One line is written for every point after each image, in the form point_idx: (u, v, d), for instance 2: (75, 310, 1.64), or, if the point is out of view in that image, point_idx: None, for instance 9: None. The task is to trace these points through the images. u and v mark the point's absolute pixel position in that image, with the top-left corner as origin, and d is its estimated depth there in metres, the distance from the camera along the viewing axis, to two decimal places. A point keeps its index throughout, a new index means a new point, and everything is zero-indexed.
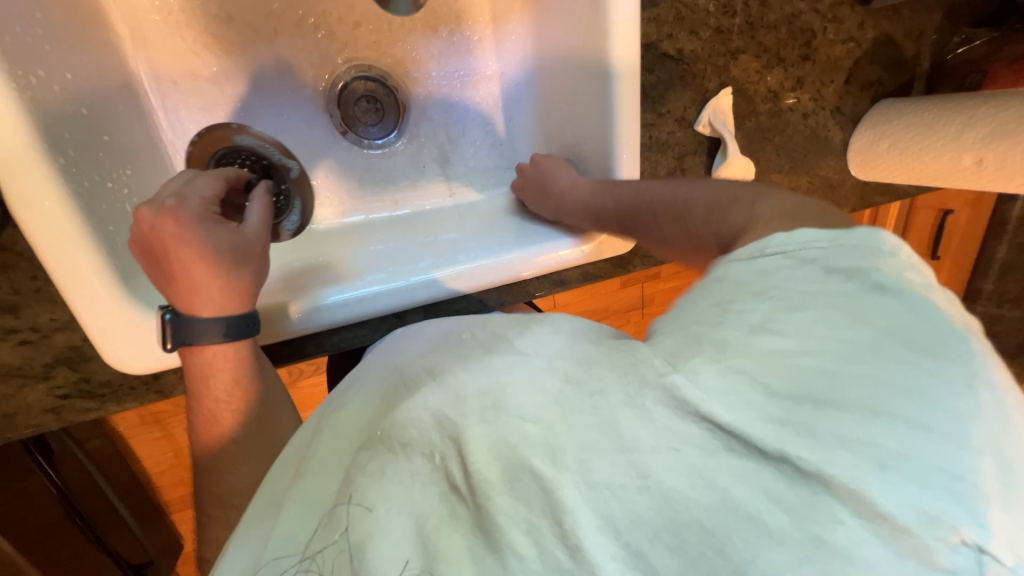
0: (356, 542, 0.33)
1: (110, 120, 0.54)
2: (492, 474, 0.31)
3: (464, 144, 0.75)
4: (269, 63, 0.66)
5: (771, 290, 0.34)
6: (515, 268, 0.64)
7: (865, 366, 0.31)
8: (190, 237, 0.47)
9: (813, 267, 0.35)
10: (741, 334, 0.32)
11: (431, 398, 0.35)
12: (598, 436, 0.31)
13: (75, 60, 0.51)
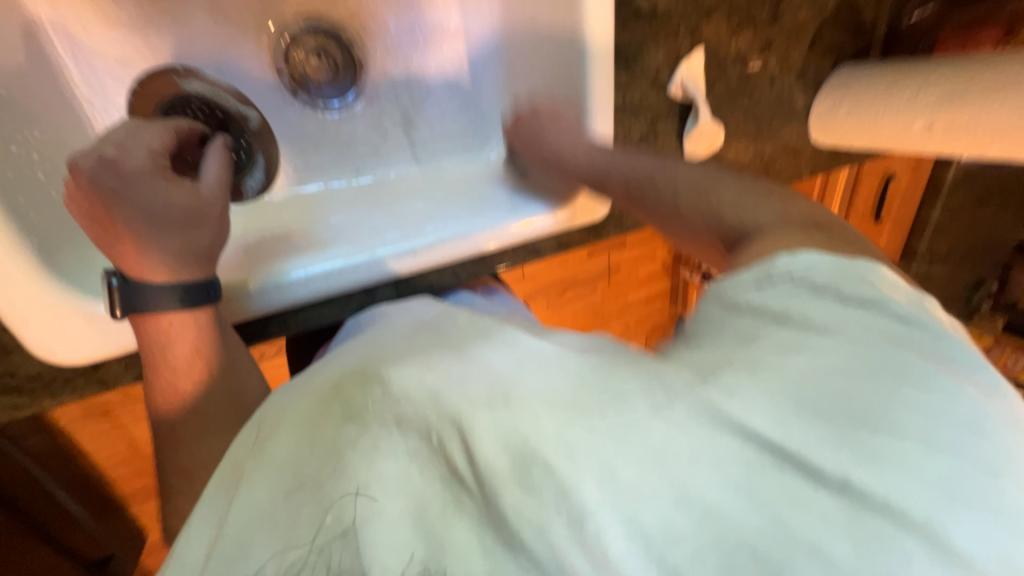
0: (357, 527, 0.31)
1: (7, 71, 0.46)
2: (500, 465, 0.31)
3: (429, 107, 0.71)
4: (202, 10, 0.58)
5: (789, 312, 0.35)
6: (487, 235, 0.61)
7: (909, 394, 0.31)
8: (134, 191, 0.43)
9: (826, 294, 0.35)
10: (771, 353, 0.33)
11: (428, 377, 0.36)
12: (619, 440, 0.31)
13: None
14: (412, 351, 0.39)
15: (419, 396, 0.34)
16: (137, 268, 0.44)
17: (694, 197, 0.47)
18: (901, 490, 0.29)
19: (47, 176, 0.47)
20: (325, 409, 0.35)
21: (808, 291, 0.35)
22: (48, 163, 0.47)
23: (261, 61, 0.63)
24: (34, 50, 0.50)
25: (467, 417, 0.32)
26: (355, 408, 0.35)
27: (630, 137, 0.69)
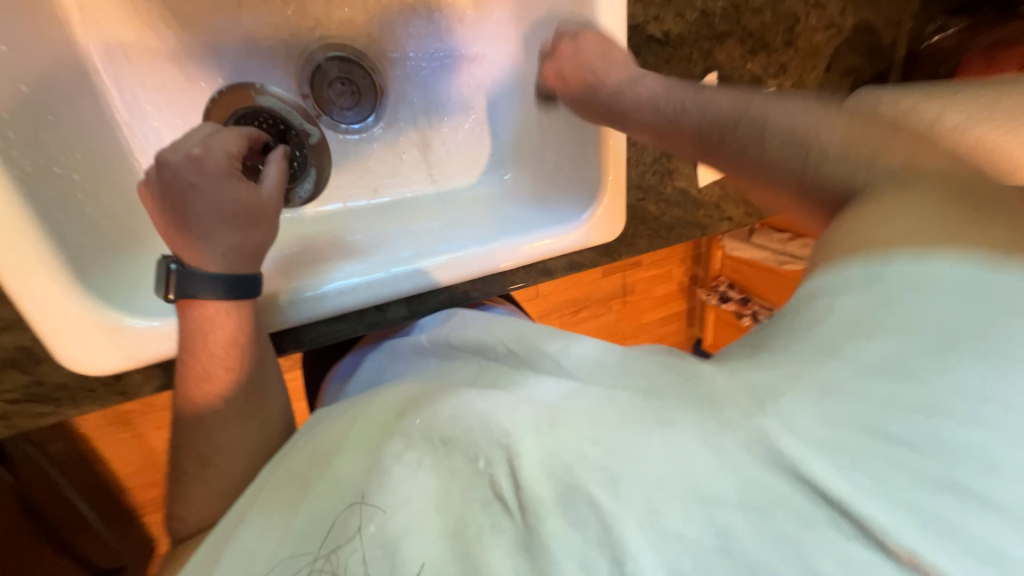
0: (392, 538, 0.32)
1: (56, 98, 0.49)
2: (543, 492, 0.30)
3: (446, 129, 0.73)
4: (235, 40, 0.61)
5: (893, 307, 0.27)
6: (498, 255, 0.62)
7: None
8: (211, 187, 0.46)
9: (949, 286, 0.26)
10: (847, 372, 0.26)
11: (480, 402, 0.36)
12: (668, 472, 0.27)
13: (13, 30, 0.46)
14: (460, 382, 0.43)
15: (462, 411, 0.36)
16: (200, 257, 0.46)
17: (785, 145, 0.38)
18: (946, 548, 0.23)
19: (84, 196, 0.49)
20: (380, 426, 0.38)
21: (904, 283, 0.27)
22: (86, 184, 0.50)
23: (288, 87, 0.66)
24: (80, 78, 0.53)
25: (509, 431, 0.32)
26: (405, 427, 0.37)
27: (642, 159, 0.70)
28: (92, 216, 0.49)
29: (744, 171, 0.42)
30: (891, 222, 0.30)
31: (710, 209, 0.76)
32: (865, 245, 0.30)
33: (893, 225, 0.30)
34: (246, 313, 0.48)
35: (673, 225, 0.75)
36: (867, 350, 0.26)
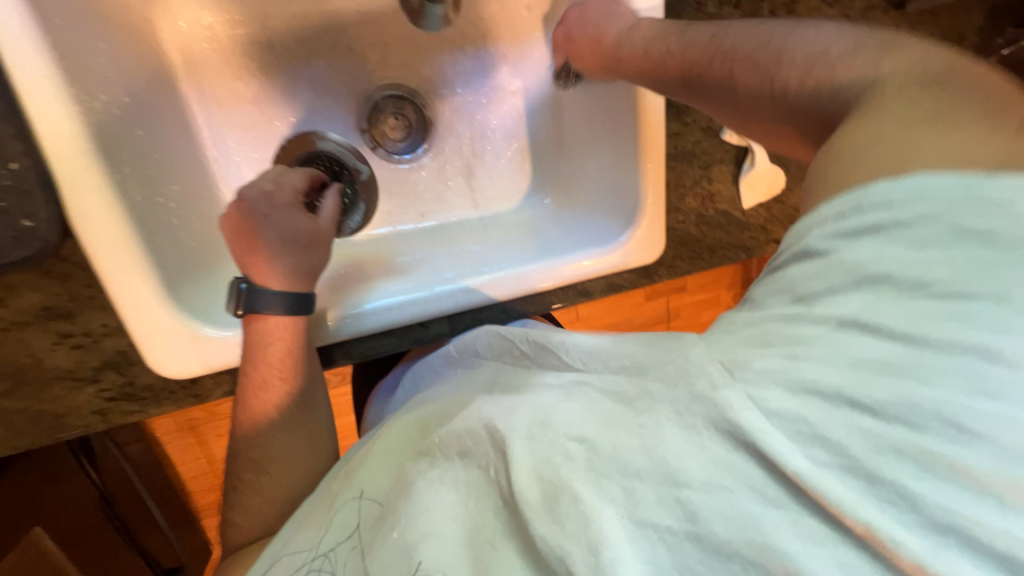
0: (411, 541, 0.34)
1: (162, 136, 0.55)
2: (532, 493, 0.32)
3: (489, 157, 0.77)
4: (306, 84, 0.69)
5: (870, 233, 0.29)
6: (536, 277, 0.64)
7: (1007, 406, 0.24)
8: (275, 220, 0.52)
9: (932, 225, 0.27)
10: (821, 330, 0.29)
11: (485, 409, 0.37)
12: (645, 462, 0.30)
13: (132, 82, 0.51)
14: (478, 389, 0.41)
15: (478, 425, 0.36)
16: (264, 281, 0.51)
17: (801, 85, 0.39)
18: (902, 515, 0.25)
19: (179, 221, 0.55)
20: (407, 438, 0.41)
21: (884, 225, 0.28)
22: (180, 210, 0.55)
23: (349, 122, 0.72)
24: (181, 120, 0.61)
25: (516, 441, 0.33)
26: (427, 443, 0.38)
27: (683, 182, 0.70)
28: (183, 237, 0.55)
29: (724, 101, 0.46)
30: (868, 140, 0.31)
31: (754, 232, 0.74)
32: (852, 167, 0.32)
33: (868, 141, 0.31)
34: (300, 329, 0.52)
35: (714, 248, 0.74)
36: (838, 298, 0.29)
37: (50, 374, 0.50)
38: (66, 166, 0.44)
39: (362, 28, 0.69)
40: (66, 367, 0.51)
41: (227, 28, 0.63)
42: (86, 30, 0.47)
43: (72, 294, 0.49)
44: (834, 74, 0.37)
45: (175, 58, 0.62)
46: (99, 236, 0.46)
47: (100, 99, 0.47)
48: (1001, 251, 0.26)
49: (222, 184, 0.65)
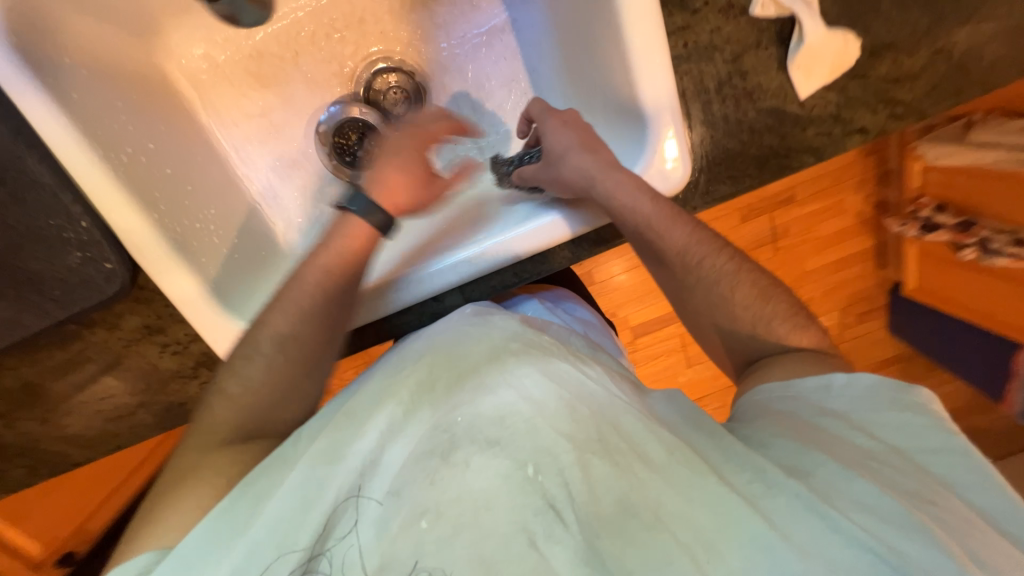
0: (457, 526, 0.43)
1: (191, 170, 0.63)
2: (604, 511, 0.44)
3: (492, 109, 0.74)
4: (299, 83, 0.71)
5: (855, 424, 0.51)
6: (544, 237, 0.60)
7: (914, 478, 0.46)
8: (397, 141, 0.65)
9: (881, 408, 0.51)
10: (815, 414, 0.53)
11: (518, 404, 0.49)
12: (670, 482, 0.44)
13: (156, 131, 0.60)
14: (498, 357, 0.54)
15: (509, 415, 0.48)
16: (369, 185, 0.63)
17: (724, 316, 0.63)
18: (900, 542, 0.41)
19: (220, 239, 0.64)
20: (431, 404, 0.51)
21: (872, 446, 0.49)
22: (220, 230, 0.65)
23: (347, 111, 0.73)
24: (204, 147, 0.67)
25: (576, 451, 0.46)
26: (450, 420, 0.49)
27: (707, 84, 0.56)
28: (229, 253, 0.64)
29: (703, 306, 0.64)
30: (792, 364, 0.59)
31: (822, 124, 0.59)
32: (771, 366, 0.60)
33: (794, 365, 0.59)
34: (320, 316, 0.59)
35: (769, 157, 0.60)
36: (798, 410, 0.54)
37: (165, 373, 0.65)
38: (116, 215, 0.53)
39: (335, 10, 0.68)
40: (174, 368, 0.64)
41: (220, 48, 0.67)
42: (104, 96, 0.55)
43: (160, 313, 0.61)
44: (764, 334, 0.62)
45: (190, 93, 0.67)
46: (156, 266, 0.56)
47: (127, 153, 0.55)
48: (916, 435, 0.49)
49: (256, 197, 0.72)
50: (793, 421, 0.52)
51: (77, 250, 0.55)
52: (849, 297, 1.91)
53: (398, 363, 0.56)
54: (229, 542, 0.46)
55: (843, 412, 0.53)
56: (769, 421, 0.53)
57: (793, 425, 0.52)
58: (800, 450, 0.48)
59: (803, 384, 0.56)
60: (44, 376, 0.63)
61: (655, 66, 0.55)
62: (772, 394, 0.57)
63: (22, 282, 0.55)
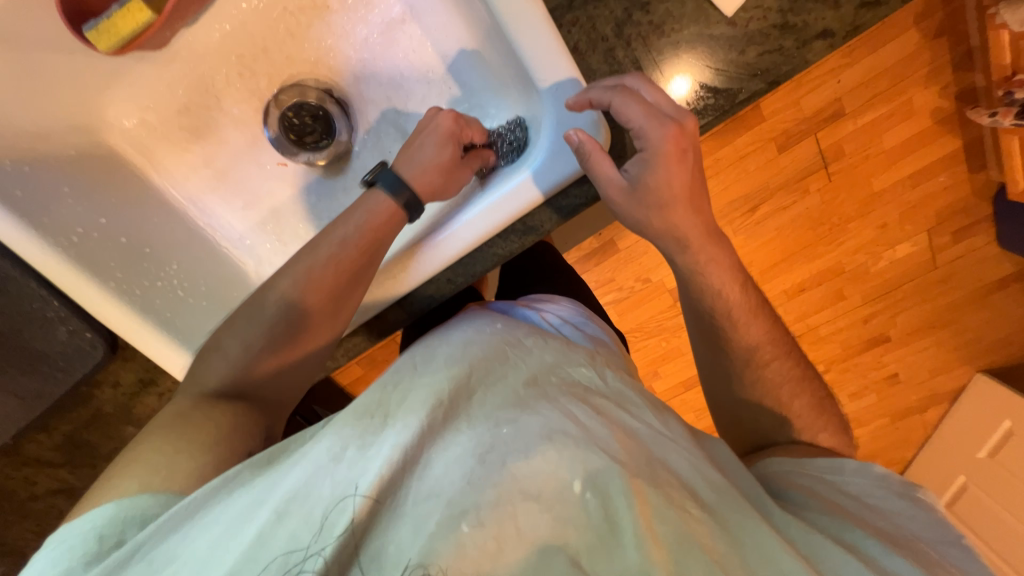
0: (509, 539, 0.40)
1: (147, 233, 0.68)
2: (665, 538, 0.42)
3: (414, 107, 0.73)
4: (231, 127, 0.73)
5: (853, 492, 0.58)
6: (517, 199, 0.58)
7: (889, 498, 0.56)
8: (434, 121, 0.64)
9: (869, 467, 0.60)
10: (812, 463, 0.62)
11: (568, 425, 0.47)
12: (716, 524, 0.45)
13: (104, 205, 0.65)
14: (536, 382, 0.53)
15: (557, 436, 0.46)
16: (401, 166, 0.64)
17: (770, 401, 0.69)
18: None
19: (185, 291, 0.68)
20: (468, 412, 0.47)
21: (886, 527, 0.53)
22: (185, 282, 0.69)
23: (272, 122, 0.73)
24: (160, 206, 0.72)
25: (632, 478, 0.44)
26: (497, 428, 0.46)
27: (602, 32, 0.54)
28: (196, 302, 0.69)
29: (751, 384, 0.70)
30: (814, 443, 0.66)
31: (764, 45, 0.50)
32: (790, 450, 0.66)
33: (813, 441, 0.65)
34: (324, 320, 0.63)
35: (706, 97, 0.52)
36: (815, 499, 0.56)
37: None
38: (76, 289, 0.59)
39: (240, 46, 0.69)
40: None
41: (150, 110, 0.70)
42: (49, 186, 0.61)
43: (146, 367, 0.69)
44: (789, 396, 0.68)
45: (138, 160, 0.72)
46: (121, 326, 0.61)
47: (77, 232, 0.62)
48: (895, 496, 0.56)
49: (221, 242, 0.75)
50: (820, 499, 0.56)
51: (62, 325, 0.63)
52: (935, 212, 1.60)
53: (435, 363, 0.53)
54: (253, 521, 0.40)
55: (859, 495, 0.57)
56: (799, 493, 0.57)
57: (822, 501, 0.56)
58: (828, 519, 0.52)
59: (815, 464, 0.62)
60: (81, 431, 0.74)
61: (534, 25, 0.52)
62: (784, 467, 0.62)
63: (28, 359, 0.64)
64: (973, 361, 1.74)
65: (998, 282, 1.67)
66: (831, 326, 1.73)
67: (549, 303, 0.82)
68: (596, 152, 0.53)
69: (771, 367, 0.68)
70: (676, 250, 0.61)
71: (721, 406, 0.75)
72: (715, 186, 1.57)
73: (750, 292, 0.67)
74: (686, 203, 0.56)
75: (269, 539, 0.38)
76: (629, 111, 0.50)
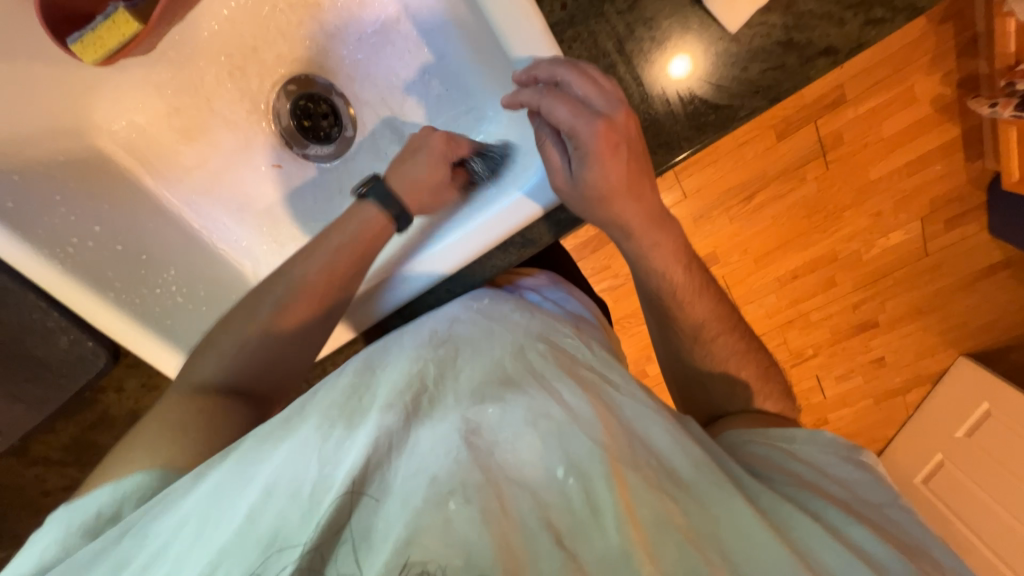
0: (493, 507, 0.42)
1: (142, 239, 0.68)
2: (646, 517, 0.44)
3: (410, 107, 0.72)
4: (222, 128, 0.71)
5: (803, 452, 0.61)
6: (516, 217, 0.60)
7: (839, 460, 0.60)
8: (426, 138, 0.64)
9: (821, 432, 0.63)
10: (768, 432, 0.65)
11: (550, 408, 0.49)
12: (689, 498, 0.47)
13: (98, 212, 0.65)
14: (514, 360, 0.54)
15: (541, 421, 0.48)
16: (391, 179, 0.64)
17: (720, 372, 0.73)
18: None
19: (183, 297, 0.68)
20: (446, 399, 0.49)
21: (835, 488, 0.57)
22: (182, 286, 0.69)
23: (269, 124, 0.73)
24: (153, 210, 0.71)
25: (613, 462, 0.46)
26: (476, 414, 0.48)
27: (603, 44, 0.52)
28: (194, 307, 0.69)
29: (706, 363, 0.74)
30: (766, 415, 0.70)
31: (767, 60, 0.50)
32: (739, 419, 0.69)
33: (754, 413, 0.70)
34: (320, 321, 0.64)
35: (706, 112, 0.52)
36: (767, 465, 0.60)
37: None
38: (75, 300, 0.59)
39: (229, 45, 0.67)
40: None
41: (139, 112, 0.69)
42: (41, 196, 0.60)
43: (149, 372, 0.71)
44: (756, 383, 0.73)
45: (129, 162, 0.70)
46: (123, 336, 0.62)
47: (72, 243, 0.61)
48: (851, 466, 0.60)
49: (217, 244, 0.75)
50: (781, 469, 0.59)
51: (63, 334, 0.64)
52: (929, 200, 1.61)
53: (416, 351, 0.55)
54: (245, 499, 0.42)
55: (815, 462, 0.60)
56: (762, 466, 0.59)
57: (788, 472, 0.58)
58: (794, 489, 0.56)
59: (771, 434, 0.64)
60: (87, 432, 0.75)
61: (537, 42, 0.52)
62: (742, 438, 0.64)
63: (30, 367, 0.65)
64: (955, 345, 1.80)
65: (986, 269, 1.69)
66: (823, 311, 1.75)
67: (533, 281, 0.83)
68: (548, 138, 0.55)
69: (717, 342, 0.73)
70: (623, 238, 0.63)
71: (676, 377, 0.78)
72: (713, 175, 1.56)
73: (695, 273, 0.71)
74: (626, 196, 0.55)
75: (263, 513, 0.41)
76: (555, 113, 0.50)
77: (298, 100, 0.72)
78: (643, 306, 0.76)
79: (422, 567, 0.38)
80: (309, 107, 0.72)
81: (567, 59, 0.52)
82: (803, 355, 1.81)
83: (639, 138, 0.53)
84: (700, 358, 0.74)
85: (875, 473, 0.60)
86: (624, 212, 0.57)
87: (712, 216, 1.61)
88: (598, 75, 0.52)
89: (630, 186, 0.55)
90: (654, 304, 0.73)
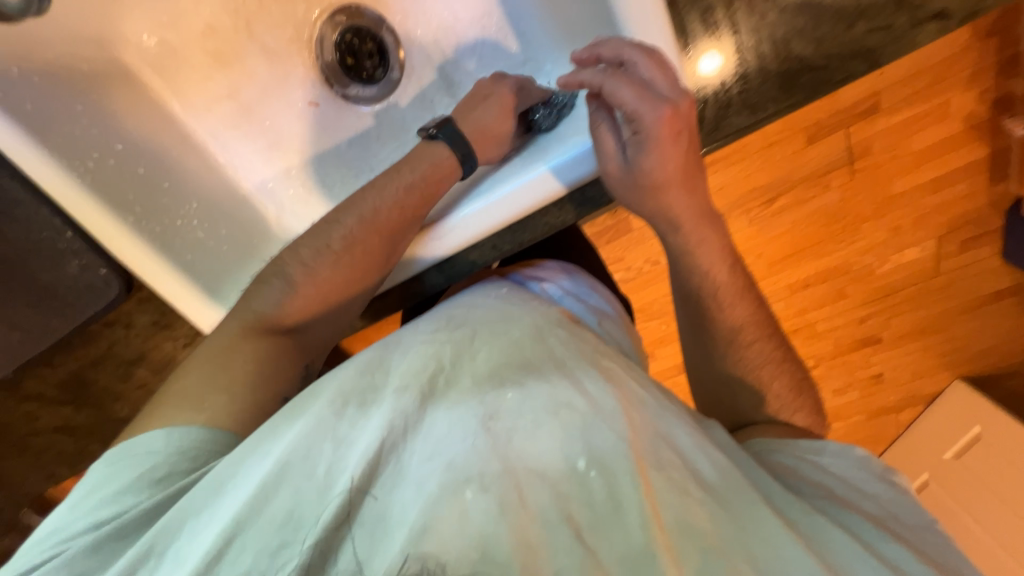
0: (507, 506, 0.37)
1: (166, 166, 0.63)
2: (670, 520, 0.39)
3: (463, 55, 0.68)
4: (260, 56, 0.67)
5: (828, 461, 0.58)
6: (549, 184, 0.56)
7: (868, 473, 0.57)
8: (499, 87, 0.62)
9: (851, 448, 0.60)
10: (793, 439, 0.62)
11: (568, 395, 0.42)
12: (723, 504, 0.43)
13: (121, 130, 0.60)
14: (533, 336, 0.48)
15: (564, 411, 0.42)
16: (461, 123, 0.62)
17: (750, 381, 0.69)
18: None
19: (205, 232, 0.63)
20: (460, 375, 0.43)
21: (863, 503, 0.54)
22: (205, 222, 0.64)
23: (311, 56, 0.69)
24: (178, 135, 0.66)
25: (637, 458, 0.40)
26: (494, 404, 0.41)
27: None
28: (216, 244, 0.64)
29: (735, 370, 0.69)
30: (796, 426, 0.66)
31: (874, 18, 0.48)
32: (765, 427, 0.65)
33: (784, 425, 0.65)
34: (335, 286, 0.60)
35: (800, 72, 0.50)
36: (792, 470, 0.57)
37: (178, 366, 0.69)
38: (91, 218, 0.55)
39: None
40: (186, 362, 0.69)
41: (172, 27, 0.63)
42: (61, 102, 0.56)
43: (162, 309, 0.67)
44: (795, 391, 0.69)
45: (156, 82, 0.65)
46: (143, 265, 0.57)
47: (93, 157, 0.56)
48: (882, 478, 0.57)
49: (243, 181, 0.69)
50: (808, 479, 0.56)
51: (74, 258, 0.59)
52: (949, 219, 1.60)
53: (428, 326, 0.49)
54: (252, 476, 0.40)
55: (842, 475, 0.57)
56: (787, 474, 0.56)
57: (816, 484, 0.55)
58: (826, 504, 0.52)
59: (797, 444, 0.61)
60: (88, 369, 0.71)
61: None
62: (767, 446, 0.61)
63: (37, 291, 0.60)
64: (955, 368, 1.80)
65: (996, 293, 1.69)
66: (830, 322, 1.75)
67: (553, 268, 0.80)
68: (603, 121, 0.54)
69: (753, 347, 0.68)
70: (669, 229, 0.62)
71: (701, 379, 0.73)
72: (740, 172, 1.53)
73: (738, 274, 0.67)
74: (678, 185, 0.56)
75: (272, 492, 0.38)
76: (620, 94, 0.49)
77: (344, 32, 0.68)
78: (676, 300, 0.71)
79: (428, 559, 0.34)
80: (355, 42, 0.69)
81: (636, 40, 0.50)
82: (805, 364, 1.81)
83: (696, 127, 0.52)
84: (730, 361, 0.69)
85: (909, 494, 0.57)
86: (675, 203, 0.58)
87: (733, 215, 1.58)
88: (664, 58, 0.50)
89: (681, 176, 0.55)
90: (691, 299, 0.68)
